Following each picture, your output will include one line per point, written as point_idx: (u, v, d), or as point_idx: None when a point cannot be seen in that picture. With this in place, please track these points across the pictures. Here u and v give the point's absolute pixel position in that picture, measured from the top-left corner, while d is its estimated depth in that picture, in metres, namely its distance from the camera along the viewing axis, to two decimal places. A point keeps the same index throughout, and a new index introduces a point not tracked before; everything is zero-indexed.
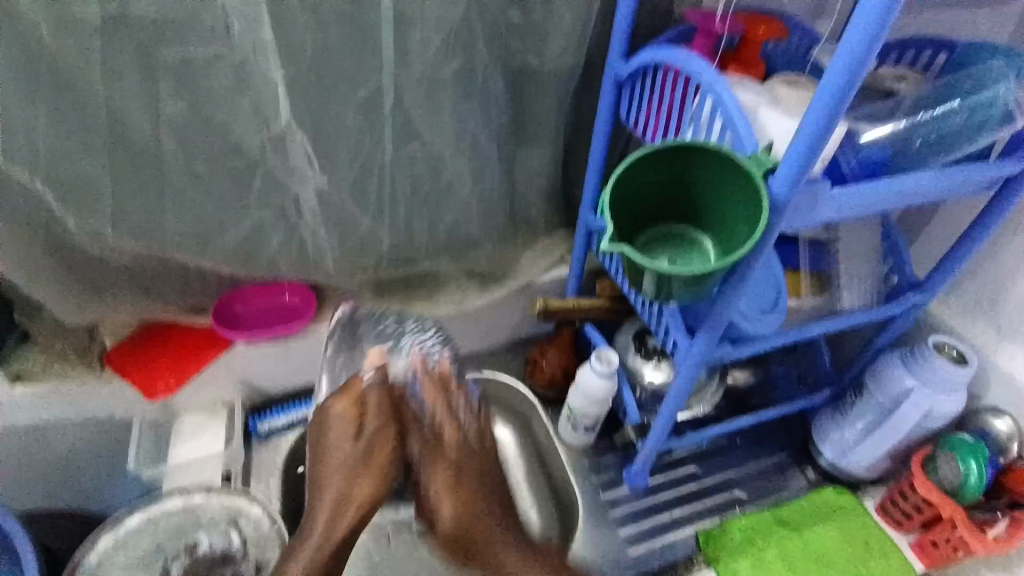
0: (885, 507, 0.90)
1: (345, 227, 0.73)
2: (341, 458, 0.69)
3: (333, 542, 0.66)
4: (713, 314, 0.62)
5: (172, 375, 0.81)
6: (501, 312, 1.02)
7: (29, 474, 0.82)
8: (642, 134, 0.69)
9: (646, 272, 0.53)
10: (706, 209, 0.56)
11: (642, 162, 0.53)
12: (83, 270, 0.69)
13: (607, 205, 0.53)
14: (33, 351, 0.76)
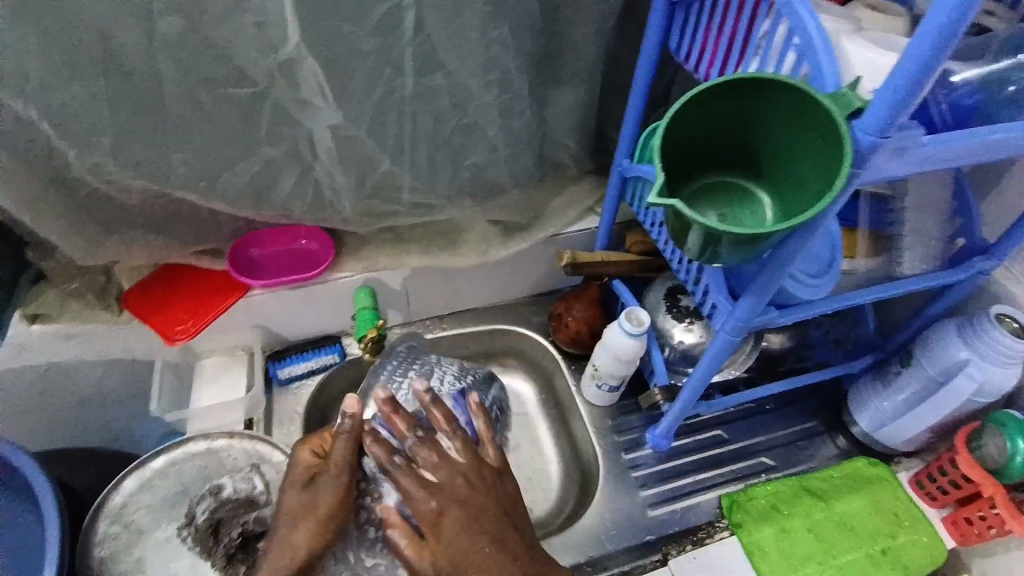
0: (920, 481, 0.86)
1: (363, 170, 0.67)
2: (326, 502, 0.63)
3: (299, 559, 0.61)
4: (763, 277, 0.56)
5: (190, 319, 0.78)
6: (526, 265, 0.98)
7: (55, 413, 0.83)
8: (694, 67, 0.62)
9: (694, 229, 0.47)
10: (766, 163, 0.50)
11: (705, 100, 0.46)
12: (90, 208, 0.66)
13: (655, 151, 0.46)
14: (49, 291, 0.75)
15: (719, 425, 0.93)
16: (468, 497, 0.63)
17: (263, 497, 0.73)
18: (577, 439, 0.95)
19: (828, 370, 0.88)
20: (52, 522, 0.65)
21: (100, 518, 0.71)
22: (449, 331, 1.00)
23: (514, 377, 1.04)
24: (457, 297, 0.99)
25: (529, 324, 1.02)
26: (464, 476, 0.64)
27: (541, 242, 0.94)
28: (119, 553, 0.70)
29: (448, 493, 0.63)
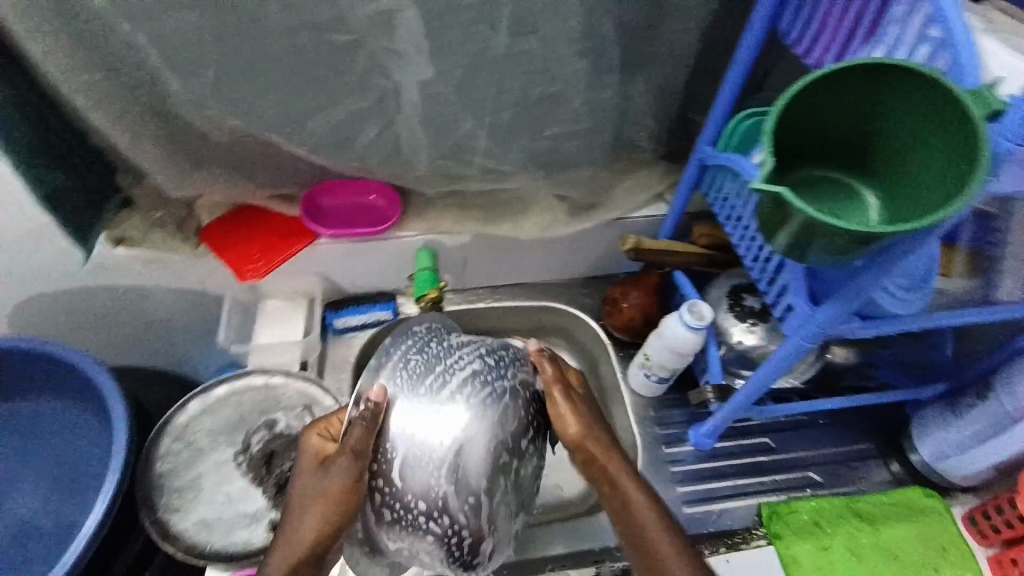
0: (972, 516, 0.82)
1: (443, 129, 0.67)
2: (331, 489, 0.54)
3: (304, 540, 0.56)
4: (853, 283, 0.53)
5: (261, 258, 0.80)
6: (587, 244, 0.96)
7: (132, 328, 0.89)
8: (807, 52, 0.60)
9: (795, 219, 0.45)
10: (880, 161, 0.48)
11: (829, 84, 0.44)
12: (181, 140, 0.68)
13: (768, 131, 0.44)
14: (134, 216, 0.78)
15: (766, 433, 0.90)
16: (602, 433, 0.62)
17: None
18: (616, 425, 0.94)
19: (895, 393, 0.83)
20: (120, 432, 0.70)
21: (163, 435, 0.75)
22: (500, 302, 1.00)
23: (559, 356, 1.04)
24: (512, 269, 0.99)
25: (580, 306, 1.01)
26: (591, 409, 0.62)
27: (605, 223, 0.91)
28: (177, 469, 0.74)
29: (588, 423, 0.61)
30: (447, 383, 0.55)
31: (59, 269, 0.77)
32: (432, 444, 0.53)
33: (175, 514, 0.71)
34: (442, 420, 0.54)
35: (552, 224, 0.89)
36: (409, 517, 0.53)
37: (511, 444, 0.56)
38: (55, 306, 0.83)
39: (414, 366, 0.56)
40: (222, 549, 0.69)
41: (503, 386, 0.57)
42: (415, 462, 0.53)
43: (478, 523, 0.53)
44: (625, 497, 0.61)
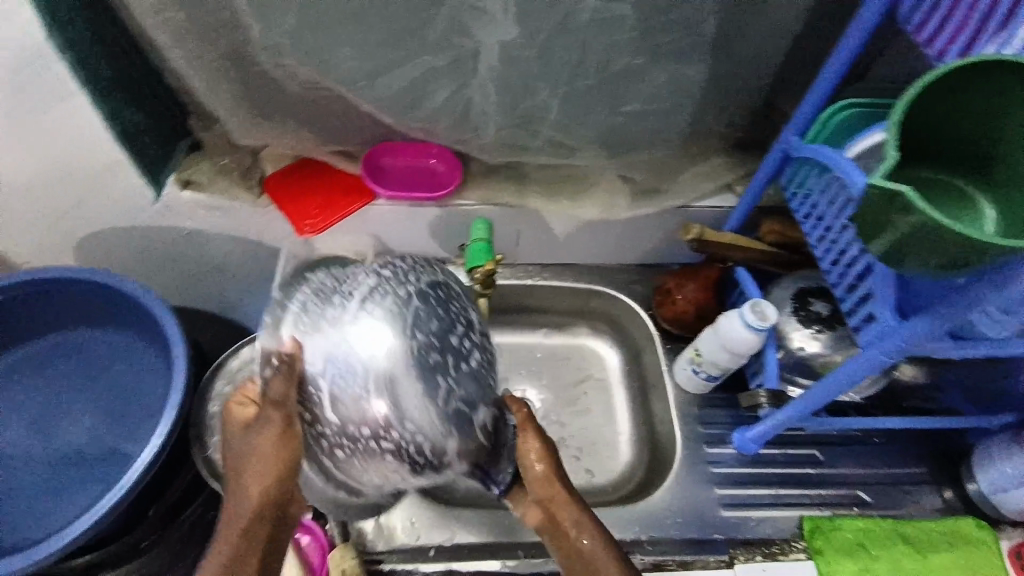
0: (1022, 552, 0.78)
1: (518, 95, 0.64)
2: (264, 452, 0.53)
3: (248, 510, 0.54)
4: (951, 299, 0.50)
5: (320, 215, 0.80)
6: (646, 230, 0.92)
7: (191, 270, 0.91)
8: (931, 43, 0.55)
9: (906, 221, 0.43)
10: (1001, 170, 0.46)
11: (956, 81, 0.43)
12: (255, 87, 0.68)
13: (894, 124, 0.43)
14: (204, 161, 0.80)
15: (815, 445, 0.87)
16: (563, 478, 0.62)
17: None
18: (656, 418, 0.92)
19: (962, 418, 0.77)
20: (178, 370, 0.72)
21: (217, 378, 0.77)
22: (548, 282, 0.98)
23: (603, 342, 1.02)
24: (564, 249, 0.97)
25: (630, 293, 0.98)
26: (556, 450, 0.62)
27: (667, 211, 0.87)
28: None
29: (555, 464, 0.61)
30: (350, 305, 0.55)
31: (128, 207, 0.79)
32: (357, 358, 0.52)
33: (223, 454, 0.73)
34: (359, 336, 0.53)
35: (612, 207, 0.86)
36: (356, 441, 0.51)
37: (439, 342, 0.54)
38: (122, 243, 0.86)
39: (311, 306, 0.55)
40: None
41: (403, 294, 0.56)
42: (343, 388, 0.52)
43: (433, 432, 0.52)
44: (582, 550, 0.59)
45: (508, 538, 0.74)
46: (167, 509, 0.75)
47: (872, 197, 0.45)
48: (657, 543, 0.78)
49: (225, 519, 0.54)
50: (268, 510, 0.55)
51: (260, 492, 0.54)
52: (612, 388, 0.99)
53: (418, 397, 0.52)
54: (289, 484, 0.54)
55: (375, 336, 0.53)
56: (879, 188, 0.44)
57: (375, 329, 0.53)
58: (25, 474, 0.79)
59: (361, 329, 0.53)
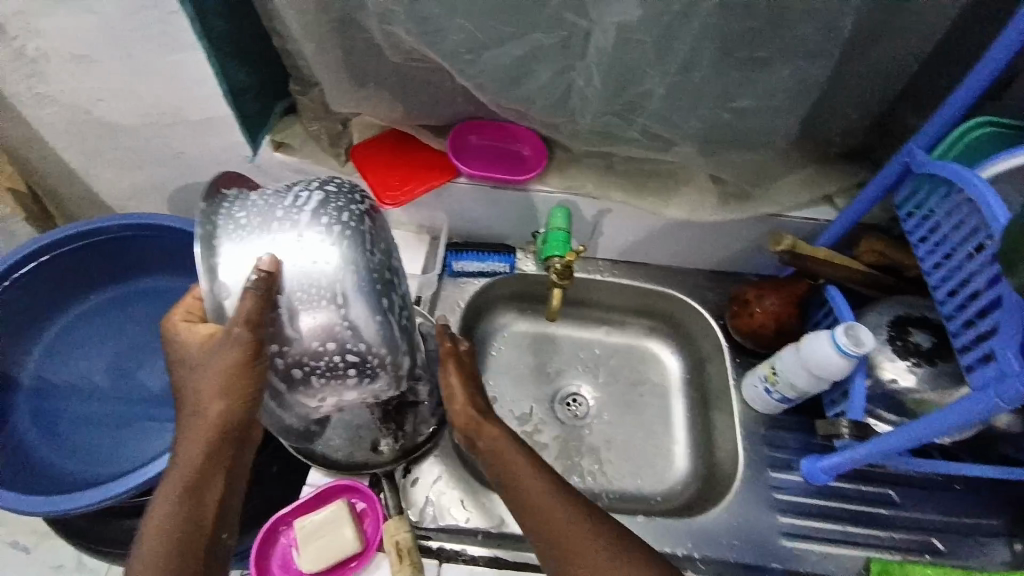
0: None
1: (624, 82, 0.62)
2: (223, 370, 0.52)
3: (212, 427, 0.54)
4: None
5: (402, 188, 0.79)
6: (729, 236, 0.88)
7: None
8: None
9: None
10: None
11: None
12: (358, 55, 0.69)
13: None
14: (297, 124, 0.82)
15: (891, 484, 0.81)
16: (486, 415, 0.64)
17: None
18: (716, 432, 0.88)
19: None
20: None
21: None
22: (617, 278, 0.95)
23: (666, 347, 0.99)
24: (639, 246, 0.93)
25: (702, 299, 0.94)
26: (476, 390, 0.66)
27: (756, 218, 0.82)
28: None
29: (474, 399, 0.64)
30: (298, 219, 0.54)
31: (223, 161, 0.83)
32: (317, 273, 0.53)
33: None
34: (317, 259, 0.53)
35: (699, 207, 0.81)
36: (320, 364, 0.54)
37: (386, 264, 0.57)
38: None
39: (248, 220, 0.53)
40: (328, 457, 0.72)
41: (318, 199, 0.55)
42: (303, 305, 0.53)
43: (383, 347, 0.55)
44: (509, 465, 0.60)
45: None
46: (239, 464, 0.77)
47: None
48: (708, 562, 0.75)
49: (186, 434, 0.55)
50: (230, 431, 0.55)
51: (221, 411, 0.53)
52: (671, 395, 0.96)
53: (369, 317, 0.54)
54: (251, 406, 0.54)
55: (327, 256, 0.53)
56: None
57: (334, 255, 0.53)
58: (109, 405, 0.84)
59: (311, 244, 0.53)
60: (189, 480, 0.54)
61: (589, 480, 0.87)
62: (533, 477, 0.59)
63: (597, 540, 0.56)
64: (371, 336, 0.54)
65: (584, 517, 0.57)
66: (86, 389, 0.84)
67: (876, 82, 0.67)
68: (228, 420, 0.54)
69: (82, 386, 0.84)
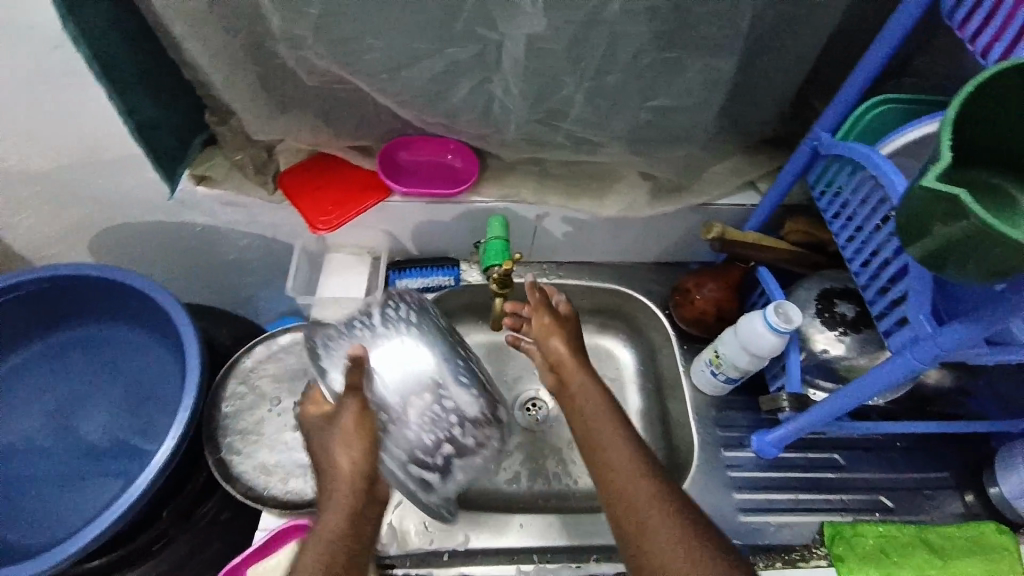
0: None
1: (543, 91, 0.63)
2: (348, 421, 0.54)
3: (345, 477, 0.54)
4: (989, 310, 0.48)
5: (336, 210, 0.78)
6: (664, 228, 0.91)
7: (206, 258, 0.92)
8: (972, 38, 0.53)
9: (955, 227, 0.42)
10: None
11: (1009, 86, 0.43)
12: (272, 80, 0.67)
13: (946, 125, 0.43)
14: (218, 155, 0.80)
15: (836, 449, 0.85)
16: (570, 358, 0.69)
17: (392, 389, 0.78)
18: (673, 419, 0.91)
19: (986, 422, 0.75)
20: (192, 371, 0.69)
21: (231, 374, 0.74)
22: (564, 280, 0.97)
23: (617, 342, 1.01)
24: (583, 246, 0.95)
25: (646, 292, 0.97)
26: (570, 333, 0.71)
27: (688, 209, 0.85)
28: (242, 412, 0.72)
29: (567, 341, 0.70)
30: (379, 326, 0.61)
31: (145, 200, 0.79)
32: (410, 364, 0.59)
33: (236, 455, 0.70)
34: (406, 349, 0.60)
35: (634, 204, 0.83)
36: (436, 441, 0.58)
37: (458, 340, 0.64)
38: (139, 235, 0.86)
39: (338, 341, 0.61)
40: (280, 496, 0.67)
41: (385, 301, 0.63)
42: (407, 393, 0.58)
43: (478, 399, 0.61)
44: (595, 425, 0.63)
45: (527, 541, 0.74)
46: (190, 517, 0.73)
47: (923, 199, 0.44)
48: None
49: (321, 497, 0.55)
50: (361, 481, 0.54)
51: (351, 460, 0.54)
52: (627, 387, 0.97)
53: (463, 387, 0.60)
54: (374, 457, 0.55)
55: (410, 346, 0.60)
56: (932, 190, 0.43)
57: (415, 338, 0.61)
58: (42, 469, 0.78)
59: (397, 342, 0.60)
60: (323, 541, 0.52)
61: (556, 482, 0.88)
62: (618, 437, 0.62)
63: (660, 509, 0.56)
64: (468, 402, 0.60)
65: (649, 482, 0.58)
66: (10, 453, 0.78)
67: (781, 74, 0.70)
68: (362, 468, 0.54)
69: (7, 450, 0.78)
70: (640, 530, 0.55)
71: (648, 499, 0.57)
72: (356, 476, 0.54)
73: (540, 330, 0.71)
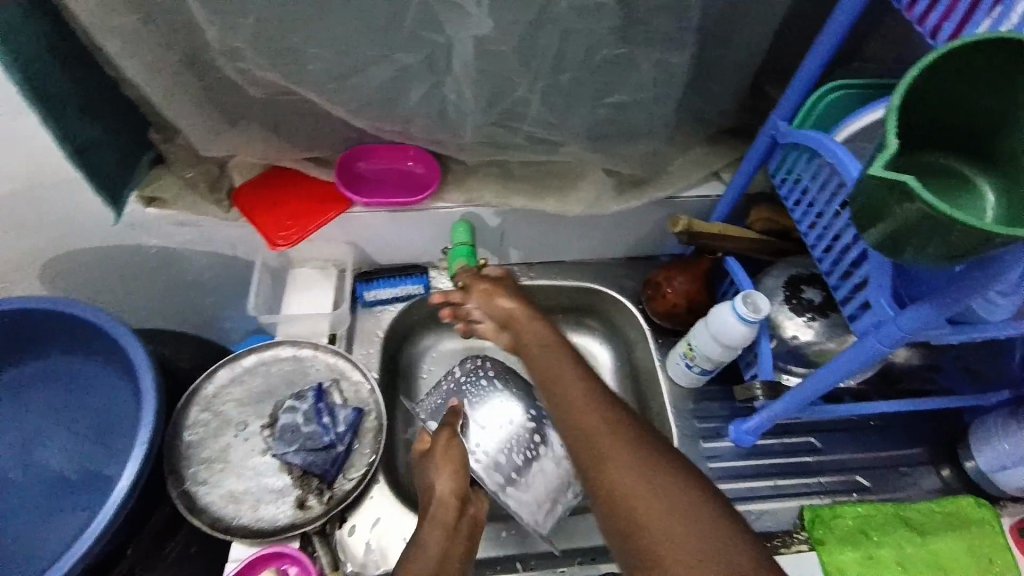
0: None
1: (496, 92, 0.61)
2: (451, 454, 0.68)
3: (445, 496, 0.65)
4: (947, 291, 0.48)
5: (295, 225, 0.76)
6: (632, 223, 0.90)
7: (163, 282, 0.88)
8: (921, 18, 0.54)
9: (908, 214, 0.42)
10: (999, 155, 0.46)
11: (951, 67, 0.42)
12: (217, 94, 0.64)
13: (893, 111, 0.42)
14: (168, 174, 0.77)
15: (812, 432, 0.86)
16: (514, 310, 0.73)
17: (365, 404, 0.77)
18: (652, 415, 0.90)
19: (944, 399, 0.77)
20: (148, 403, 0.66)
21: (192, 402, 0.72)
22: (535, 281, 0.96)
23: (593, 340, 1.00)
24: (552, 246, 0.94)
25: (619, 287, 0.97)
26: (514, 292, 0.75)
27: (654, 202, 0.85)
28: (206, 440, 0.70)
29: (510, 298, 0.74)
30: (470, 388, 0.76)
31: (92, 224, 0.76)
32: (494, 408, 0.74)
33: (201, 486, 0.68)
34: (496, 403, 0.75)
35: (599, 201, 0.82)
36: (522, 463, 0.71)
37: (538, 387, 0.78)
38: (90, 262, 0.83)
39: (437, 405, 0.75)
40: (250, 524, 0.66)
41: (475, 361, 0.78)
42: (491, 434, 0.73)
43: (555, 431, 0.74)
44: (546, 367, 0.66)
45: (504, 551, 0.75)
46: (157, 554, 0.70)
47: (875, 187, 0.44)
48: None
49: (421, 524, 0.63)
50: (461, 502, 0.65)
51: (450, 484, 0.65)
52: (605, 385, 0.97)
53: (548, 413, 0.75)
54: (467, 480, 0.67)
55: (498, 394, 0.75)
56: (880, 179, 0.43)
57: (506, 395, 0.75)
58: None
59: (484, 400, 0.75)
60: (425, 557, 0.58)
61: None
62: (573, 382, 0.64)
63: (625, 448, 0.57)
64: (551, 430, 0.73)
65: (607, 420, 0.59)
66: None
67: (735, 65, 0.71)
68: (457, 490, 0.65)
69: None
70: (598, 451, 0.58)
71: (611, 438, 0.58)
72: (452, 495, 0.65)
73: (484, 301, 0.75)
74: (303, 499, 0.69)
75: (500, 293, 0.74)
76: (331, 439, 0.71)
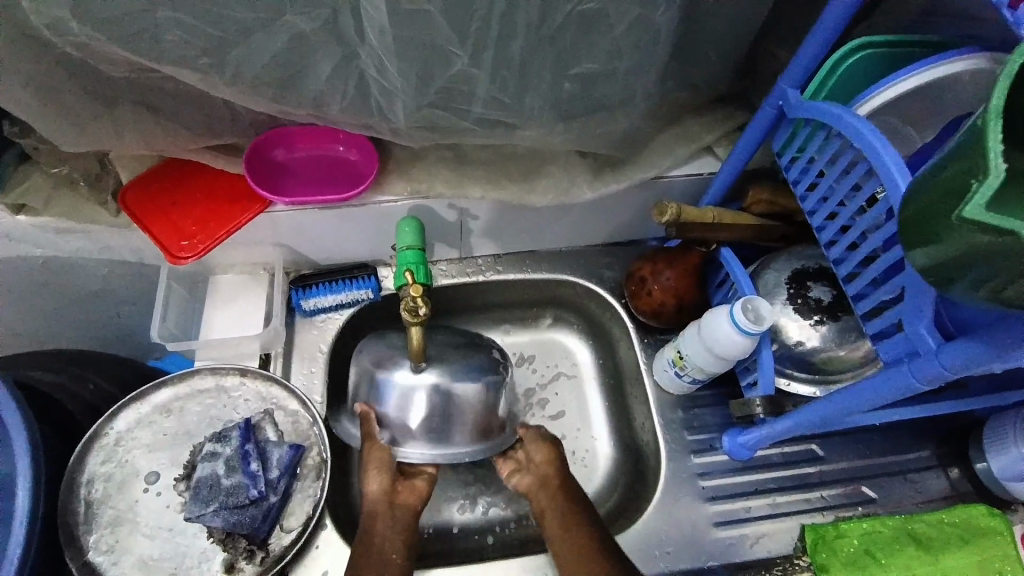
0: None
1: (427, 67, 0.47)
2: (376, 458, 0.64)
3: (374, 499, 0.63)
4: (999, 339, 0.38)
5: (199, 235, 0.63)
6: (611, 209, 0.78)
7: (61, 298, 0.75)
8: None
9: (1004, 259, 0.31)
10: None
11: None
12: (65, 76, 0.50)
13: (993, 116, 0.31)
14: (36, 174, 0.62)
15: (816, 438, 0.78)
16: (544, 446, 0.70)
17: (306, 438, 0.66)
18: (636, 424, 0.81)
19: (956, 400, 0.60)
20: (22, 461, 0.55)
21: (91, 453, 0.62)
22: (504, 276, 0.84)
23: (573, 338, 0.89)
24: (521, 236, 0.81)
25: (599, 281, 0.85)
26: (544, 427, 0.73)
27: (636, 185, 0.72)
28: (111, 496, 0.61)
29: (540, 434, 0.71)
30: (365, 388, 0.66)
31: None
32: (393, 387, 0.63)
33: (106, 556, 0.59)
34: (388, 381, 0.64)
35: (571, 189, 0.69)
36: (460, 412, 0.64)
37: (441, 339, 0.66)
38: None
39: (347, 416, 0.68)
40: None
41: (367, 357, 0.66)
42: (413, 408, 0.63)
43: (468, 355, 0.66)
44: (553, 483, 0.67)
45: None
46: None
47: (954, 220, 0.33)
48: None
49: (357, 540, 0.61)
50: (392, 501, 0.63)
51: (377, 486, 0.63)
52: (586, 388, 0.86)
53: (449, 352, 0.65)
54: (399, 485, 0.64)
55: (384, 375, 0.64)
56: (977, 223, 0.31)
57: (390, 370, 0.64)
58: None
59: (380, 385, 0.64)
60: (379, 552, 0.59)
61: (514, 504, 0.77)
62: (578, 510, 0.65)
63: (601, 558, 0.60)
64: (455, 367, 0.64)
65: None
66: None
67: (735, 20, 0.56)
68: (385, 490, 0.63)
69: None
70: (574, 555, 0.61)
71: (592, 547, 0.61)
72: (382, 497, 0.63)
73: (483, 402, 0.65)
74: (231, 562, 0.60)
75: (541, 442, 0.70)
76: (259, 492, 0.60)
